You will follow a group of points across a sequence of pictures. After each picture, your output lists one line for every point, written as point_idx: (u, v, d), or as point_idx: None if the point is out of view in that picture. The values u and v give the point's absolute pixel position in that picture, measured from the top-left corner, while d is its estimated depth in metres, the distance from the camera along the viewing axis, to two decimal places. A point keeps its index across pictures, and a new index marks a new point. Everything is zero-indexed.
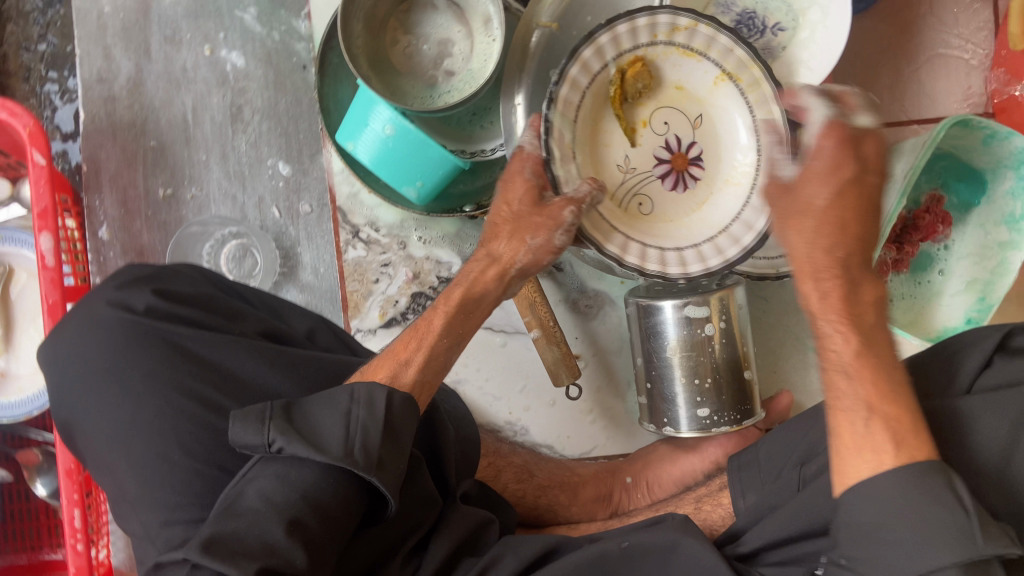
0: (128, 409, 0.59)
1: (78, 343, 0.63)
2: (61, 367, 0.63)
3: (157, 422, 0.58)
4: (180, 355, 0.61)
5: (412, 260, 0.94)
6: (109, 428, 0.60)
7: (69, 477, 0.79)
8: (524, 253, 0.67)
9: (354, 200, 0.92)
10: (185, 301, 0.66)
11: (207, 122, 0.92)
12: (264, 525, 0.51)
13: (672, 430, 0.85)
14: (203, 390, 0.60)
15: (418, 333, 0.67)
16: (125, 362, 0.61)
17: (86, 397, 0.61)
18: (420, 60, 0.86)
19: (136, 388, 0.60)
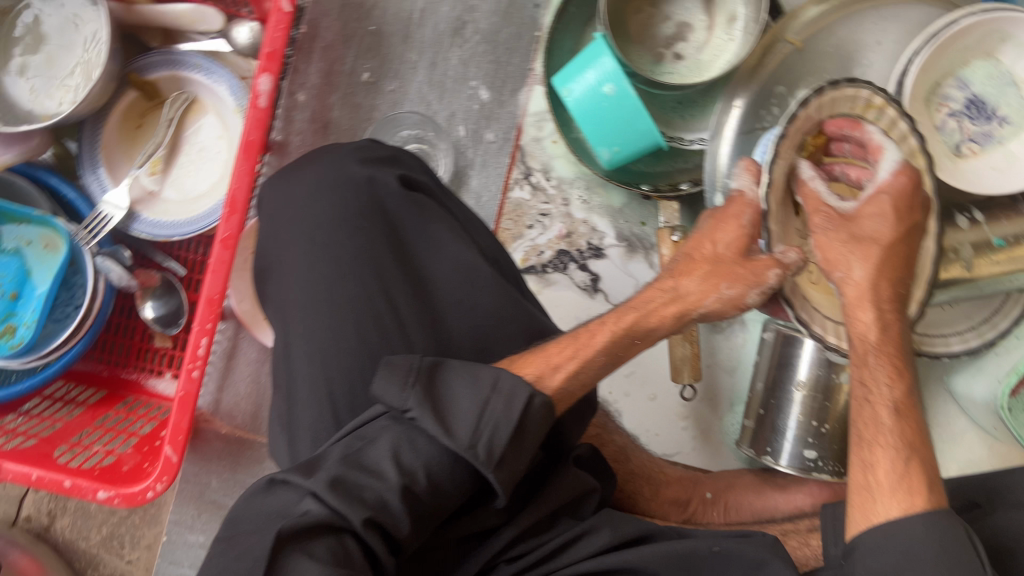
0: (319, 282, 0.60)
1: (299, 191, 0.62)
2: (270, 212, 0.63)
3: (339, 311, 0.59)
4: (381, 256, 0.60)
5: (569, 218, 0.95)
6: (299, 295, 0.61)
7: (210, 305, 0.82)
8: (713, 300, 0.62)
9: (537, 144, 0.94)
10: (404, 196, 0.62)
11: (430, 27, 0.94)
12: (382, 486, 0.52)
13: (771, 460, 0.86)
14: (393, 297, 0.60)
15: (578, 341, 0.60)
16: (333, 236, 0.60)
17: (287, 247, 0.61)
18: (654, 35, 0.88)
19: (333, 268, 0.60)
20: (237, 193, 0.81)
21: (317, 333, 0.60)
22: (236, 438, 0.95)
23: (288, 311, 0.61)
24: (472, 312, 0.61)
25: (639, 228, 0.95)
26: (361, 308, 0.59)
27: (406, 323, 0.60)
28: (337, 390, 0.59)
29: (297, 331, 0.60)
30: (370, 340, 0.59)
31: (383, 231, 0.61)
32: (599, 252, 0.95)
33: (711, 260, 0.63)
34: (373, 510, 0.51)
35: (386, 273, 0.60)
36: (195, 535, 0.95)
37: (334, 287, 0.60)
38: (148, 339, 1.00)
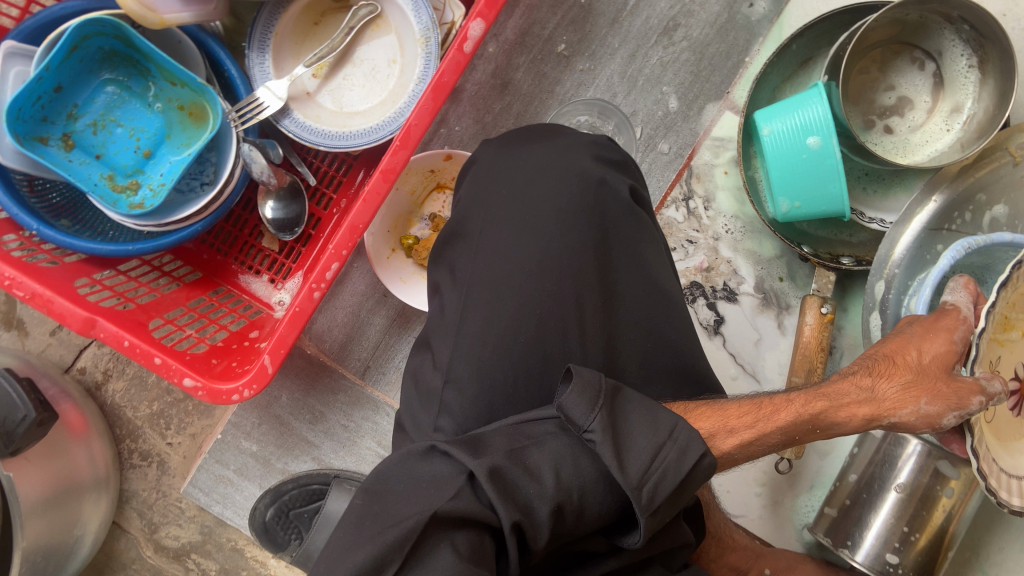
0: (521, 262, 0.61)
1: (529, 168, 0.63)
2: (501, 175, 0.64)
3: (530, 298, 0.60)
4: (585, 259, 0.61)
5: (714, 253, 0.92)
6: (496, 265, 0.61)
7: (352, 231, 0.79)
8: (907, 412, 0.62)
9: (708, 170, 0.91)
10: (623, 210, 0.64)
11: (641, 18, 0.90)
12: (541, 496, 0.53)
13: (847, 554, 0.83)
14: (585, 301, 0.61)
15: (760, 411, 0.62)
16: (549, 224, 0.61)
17: (499, 217, 0.62)
18: (870, 102, 0.84)
19: (539, 255, 0.61)
20: (413, 129, 0.78)
21: (502, 312, 0.60)
22: (316, 363, 0.92)
23: (478, 280, 0.61)
24: (645, 338, 0.64)
25: (776, 283, 0.91)
26: (552, 302, 0.60)
27: (588, 331, 0.61)
28: (503, 375, 0.60)
29: (482, 302, 0.61)
30: (551, 337, 0.60)
31: (594, 236, 0.62)
32: (732, 295, 0.92)
33: (915, 370, 0.63)
34: (522, 515, 0.51)
35: (587, 279, 0.61)
36: (249, 443, 0.93)
37: (533, 274, 0.60)
38: (256, 236, 0.98)
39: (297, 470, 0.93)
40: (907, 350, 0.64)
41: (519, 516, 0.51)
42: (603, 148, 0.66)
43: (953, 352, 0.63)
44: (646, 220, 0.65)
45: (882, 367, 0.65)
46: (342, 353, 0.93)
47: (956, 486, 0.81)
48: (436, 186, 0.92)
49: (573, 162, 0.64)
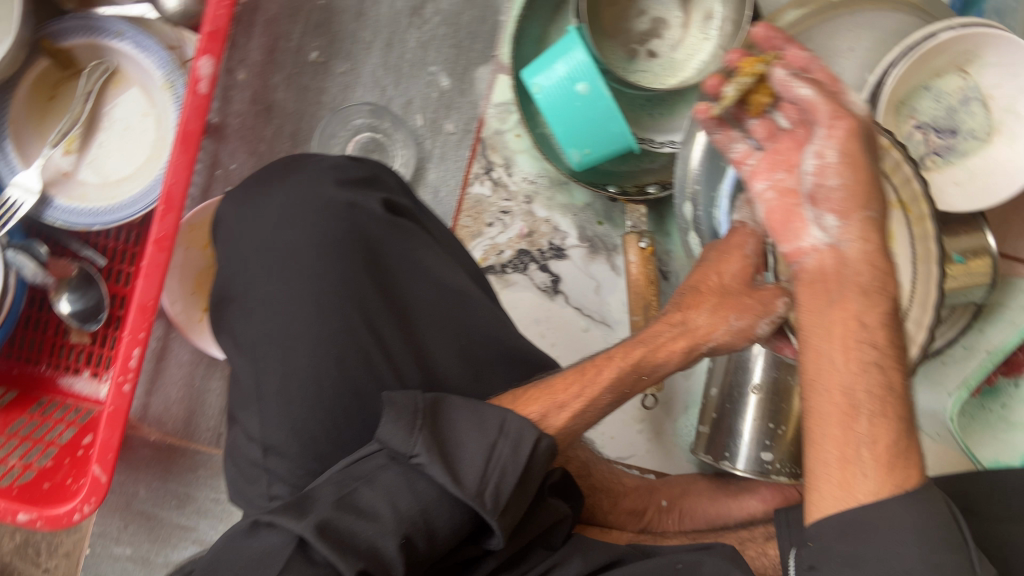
0: (293, 309, 0.57)
1: (271, 215, 0.60)
2: (251, 225, 0.60)
3: (316, 342, 0.57)
4: (360, 283, 0.59)
5: (531, 216, 0.91)
6: (272, 319, 0.58)
7: (143, 313, 0.74)
8: (722, 333, 0.63)
9: (500, 138, 0.89)
10: (384, 222, 0.62)
11: (386, 4, 0.88)
12: (381, 535, 0.49)
13: (729, 465, 0.86)
14: (375, 325, 0.58)
15: (584, 377, 0.61)
16: (310, 262, 0.58)
17: (258, 275, 0.59)
18: (630, 28, 0.84)
19: (310, 296, 0.58)
20: (173, 189, 0.74)
21: (293, 365, 0.57)
22: (165, 446, 0.88)
23: (258, 344, 0.58)
24: (454, 340, 0.62)
25: (597, 227, 0.91)
26: (340, 338, 0.57)
27: (390, 353, 0.58)
28: (316, 430, 0.56)
29: (270, 364, 0.57)
30: (352, 372, 0.57)
31: (360, 257, 0.60)
32: (561, 252, 0.91)
33: (718, 293, 0.64)
34: (368, 560, 0.48)
35: (370, 302, 0.59)
36: (122, 547, 0.88)
37: (309, 316, 0.57)
38: (62, 334, 0.90)
39: (180, 558, 0.88)
40: (708, 277, 0.65)
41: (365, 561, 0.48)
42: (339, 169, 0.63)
43: (750, 265, 0.64)
44: (411, 227, 0.63)
45: (688, 302, 0.65)
46: (189, 428, 0.88)
47: None
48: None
49: (313, 194, 0.61)
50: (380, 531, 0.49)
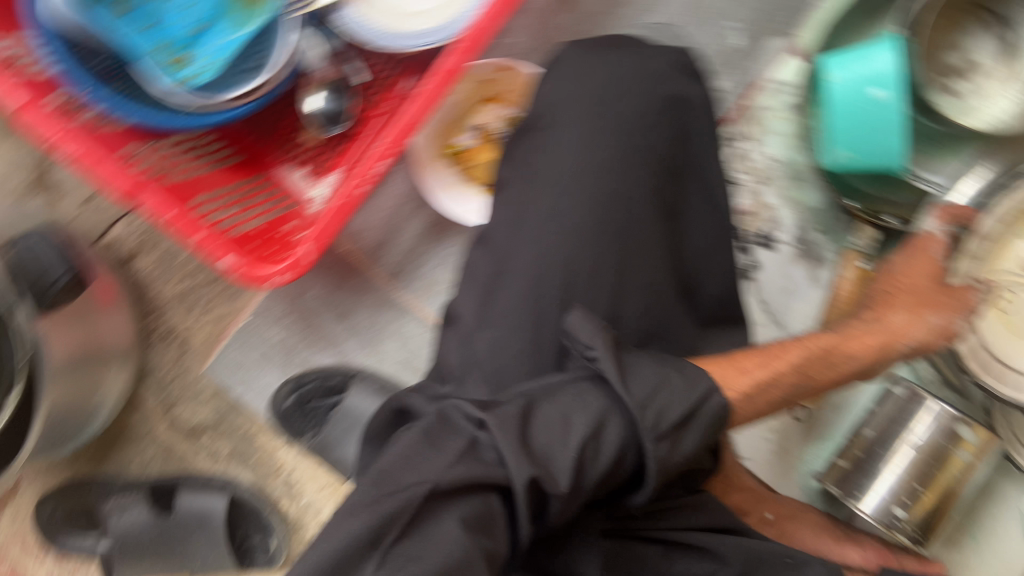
0: (597, 150, 0.66)
1: (615, 67, 0.69)
2: (595, 77, 0.68)
3: (605, 185, 0.65)
4: (657, 158, 0.67)
5: (756, 196, 0.92)
6: (576, 162, 0.65)
7: (403, 131, 0.79)
8: (917, 329, 0.70)
9: (763, 115, 0.91)
10: (694, 120, 0.70)
11: None
12: (553, 454, 0.49)
13: (853, 503, 0.85)
14: (653, 197, 0.66)
15: (769, 355, 0.62)
16: (628, 121, 0.67)
17: (576, 112, 0.67)
18: (943, 60, 0.83)
19: (615, 148, 0.66)
20: (480, 30, 0.79)
21: (572, 199, 0.64)
22: (350, 259, 0.93)
23: (550, 167, 0.66)
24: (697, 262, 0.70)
25: (815, 234, 0.91)
26: (623, 193, 0.65)
27: (653, 226, 0.66)
28: (570, 263, 0.63)
29: (554, 189, 0.65)
30: (621, 225, 0.65)
31: (669, 137, 0.69)
32: (771, 242, 0.92)
33: (912, 289, 0.73)
34: (541, 471, 0.47)
35: (655, 195, 0.67)
36: (275, 331, 0.94)
37: (606, 163, 0.65)
38: (296, 129, 0.97)
39: (318, 362, 0.95)
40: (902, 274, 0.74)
41: (535, 470, 0.47)
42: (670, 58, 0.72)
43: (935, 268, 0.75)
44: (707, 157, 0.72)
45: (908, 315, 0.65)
46: (376, 253, 0.94)
47: (969, 449, 0.83)
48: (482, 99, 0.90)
49: (665, 71, 0.70)
50: (575, 395, 0.53)
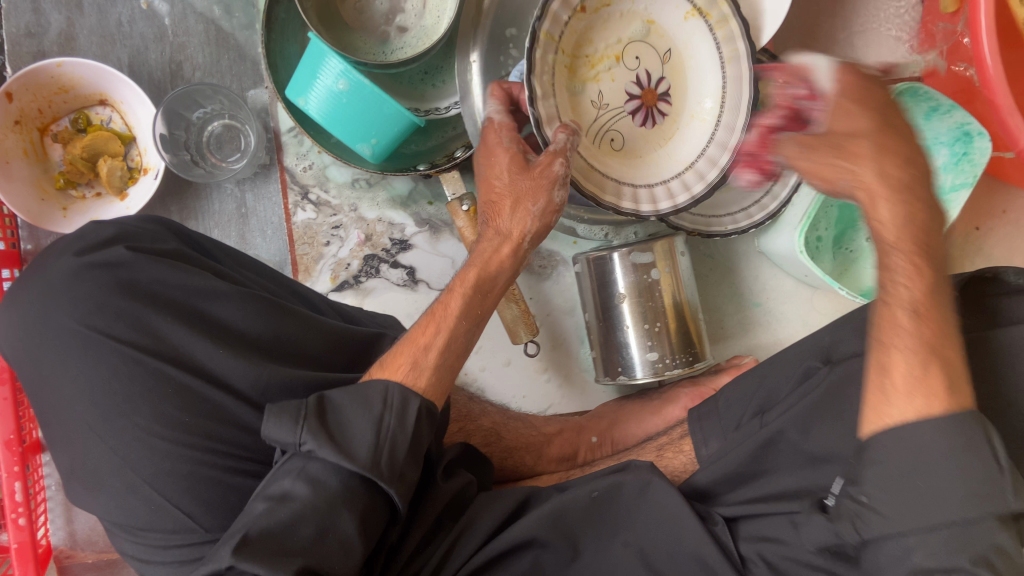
0: (96, 387, 0.56)
1: (47, 310, 0.59)
2: (34, 337, 0.59)
3: (140, 407, 0.55)
4: (163, 326, 0.57)
5: (363, 222, 0.91)
6: (80, 413, 0.57)
7: (8, 448, 0.74)
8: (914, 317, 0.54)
9: (304, 161, 0.90)
10: (167, 286, 0.59)
11: (146, 79, 0.88)
12: None
13: (627, 379, 0.85)
14: (183, 369, 0.57)
15: (436, 316, 0.60)
16: (91, 342, 0.57)
17: (44, 362, 0.58)
18: (371, 15, 0.85)
19: (112, 359, 0.56)
20: None
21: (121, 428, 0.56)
22: (104, 564, 0.88)
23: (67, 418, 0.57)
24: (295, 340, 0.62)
25: (429, 208, 0.92)
26: (171, 389, 0.56)
27: (225, 366, 0.57)
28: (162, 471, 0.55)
29: (102, 445, 0.56)
30: (177, 410, 0.56)
31: (141, 324, 0.57)
32: (405, 243, 0.92)
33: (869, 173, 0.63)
34: None
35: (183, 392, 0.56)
36: None
37: (115, 380, 0.56)
38: None
39: None
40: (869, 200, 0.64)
41: None
42: (97, 234, 0.61)
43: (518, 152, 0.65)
44: (183, 289, 0.59)
45: (490, 212, 0.65)
46: None
47: (660, 264, 0.84)
48: (37, 133, 0.85)
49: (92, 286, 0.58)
50: None
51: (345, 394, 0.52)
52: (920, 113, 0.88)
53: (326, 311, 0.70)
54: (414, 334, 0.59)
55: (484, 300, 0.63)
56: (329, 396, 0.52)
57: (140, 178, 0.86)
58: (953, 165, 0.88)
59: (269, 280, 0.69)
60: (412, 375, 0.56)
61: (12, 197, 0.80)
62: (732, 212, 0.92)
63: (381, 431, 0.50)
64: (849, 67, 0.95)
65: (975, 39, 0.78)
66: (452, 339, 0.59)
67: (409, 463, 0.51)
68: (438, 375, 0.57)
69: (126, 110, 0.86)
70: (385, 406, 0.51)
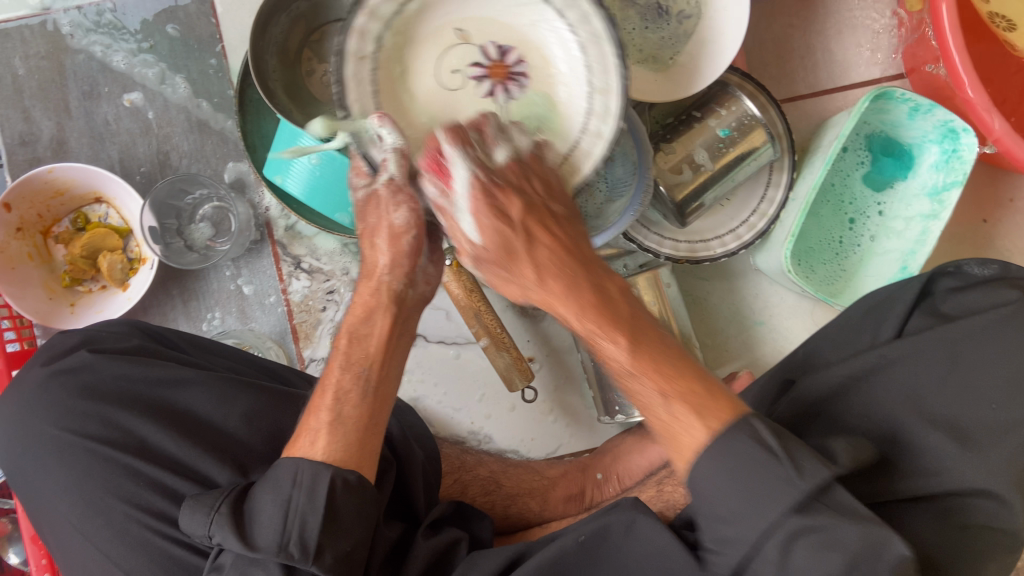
0: (84, 484, 0.60)
1: (26, 422, 0.64)
2: (19, 442, 0.64)
3: (114, 501, 0.59)
4: (129, 421, 0.61)
5: (356, 284, 0.93)
6: (67, 514, 0.61)
7: (34, 542, 0.78)
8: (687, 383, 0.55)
9: (292, 232, 0.92)
10: (127, 383, 0.63)
11: (137, 171, 0.92)
12: None
13: (625, 417, 0.85)
14: (143, 462, 0.59)
15: (321, 385, 0.60)
16: (68, 443, 0.62)
17: (41, 469, 0.62)
18: None
19: (87, 459, 0.61)
20: None
21: (95, 523, 0.59)
22: None
23: (55, 517, 0.62)
24: (264, 414, 0.63)
25: None
26: (144, 481, 0.59)
27: (187, 450, 0.60)
28: (132, 567, 0.58)
29: (91, 541, 0.59)
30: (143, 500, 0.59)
31: (105, 421, 0.61)
32: None
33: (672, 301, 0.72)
34: None
35: (143, 484, 0.59)
36: None
37: (96, 477, 0.60)
38: None
39: None
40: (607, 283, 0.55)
41: None
42: (65, 342, 0.67)
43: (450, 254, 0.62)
44: (140, 382, 0.63)
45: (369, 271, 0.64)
46: None
47: None
48: (41, 237, 0.90)
49: (67, 388, 0.63)
50: None
51: (260, 490, 0.53)
52: (902, 114, 0.86)
53: (299, 381, 0.73)
54: (309, 405, 0.60)
55: (369, 346, 0.61)
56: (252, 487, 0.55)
57: (140, 267, 0.90)
58: (944, 163, 0.86)
59: (241, 361, 0.72)
60: (310, 445, 0.56)
61: (22, 302, 0.85)
62: (719, 235, 0.89)
63: (289, 513, 0.52)
64: (827, 73, 0.93)
65: (940, 35, 0.75)
66: (342, 394, 0.58)
67: (329, 535, 0.52)
68: (336, 432, 0.56)
69: (120, 205, 0.90)
70: (293, 486, 0.52)
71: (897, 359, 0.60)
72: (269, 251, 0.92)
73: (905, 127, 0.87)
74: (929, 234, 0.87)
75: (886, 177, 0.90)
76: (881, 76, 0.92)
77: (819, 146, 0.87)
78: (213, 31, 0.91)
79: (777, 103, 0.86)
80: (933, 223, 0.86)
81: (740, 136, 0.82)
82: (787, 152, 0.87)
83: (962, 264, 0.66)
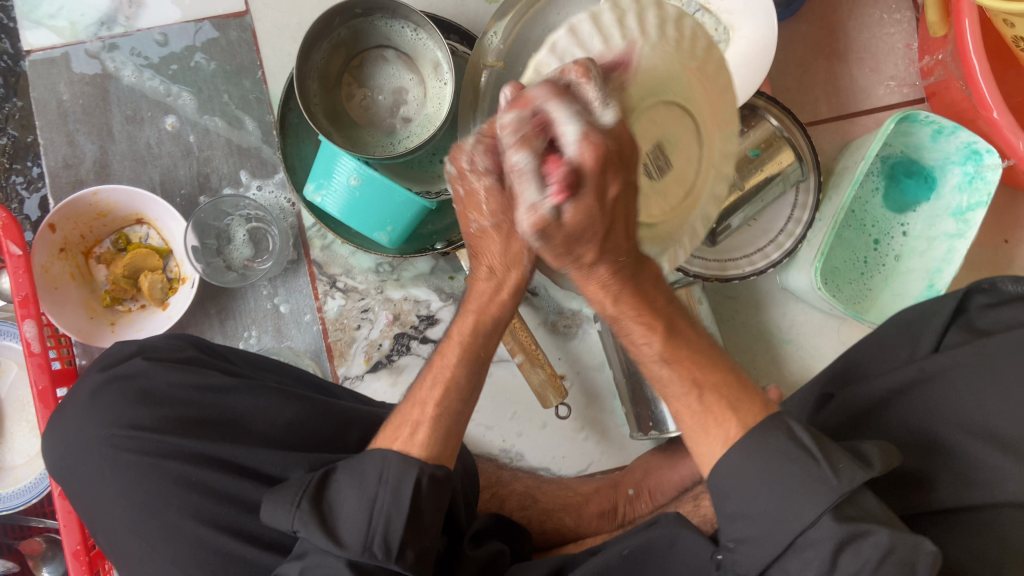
0: (138, 488, 0.61)
1: (80, 428, 0.65)
2: (71, 446, 0.65)
3: (168, 507, 0.60)
4: (181, 426, 0.63)
5: (390, 303, 0.94)
6: (120, 518, 0.62)
7: (76, 558, 0.78)
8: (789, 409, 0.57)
9: (329, 252, 0.94)
10: (181, 390, 0.65)
11: (177, 193, 0.94)
12: None
13: (659, 432, 0.86)
14: (195, 467, 0.61)
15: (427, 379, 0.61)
16: (121, 447, 0.63)
17: (94, 476, 0.63)
18: (376, 110, 0.90)
19: (140, 465, 0.62)
20: None
21: (148, 527, 0.60)
22: None
23: (106, 520, 0.63)
24: (312, 419, 0.65)
25: (452, 282, 0.95)
26: (199, 489, 0.60)
27: (237, 456, 0.61)
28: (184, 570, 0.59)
29: (145, 548, 0.61)
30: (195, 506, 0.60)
31: (158, 421, 0.63)
32: (432, 318, 0.94)
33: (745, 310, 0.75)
34: None
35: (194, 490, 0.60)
36: None
37: (150, 481, 0.61)
38: None
39: None
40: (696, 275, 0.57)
41: None
42: (120, 351, 0.69)
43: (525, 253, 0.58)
44: (192, 390, 0.64)
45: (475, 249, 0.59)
46: None
47: None
48: (82, 258, 0.92)
49: (121, 397, 0.65)
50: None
51: (342, 481, 0.54)
52: (926, 136, 0.88)
53: (342, 394, 0.75)
54: (412, 395, 0.61)
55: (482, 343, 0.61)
56: (330, 477, 0.55)
57: (180, 285, 0.92)
58: (968, 183, 0.88)
59: (287, 375, 0.73)
60: (408, 437, 0.57)
61: (64, 320, 0.86)
62: (748, 254, 0.92)
63: (375, 509, 0.52)
64: (851, 97, 0.96)
65: (964, 59, 0.78)
66: (445, 393, 0.59)
67: (414, 532, 0.53)
68: (435, 427, 0.58)
69: (160, 225, 0.92)
70: (380, 483, 0.53)
71: (937, 373, 0.61)
72: (306, 277, 0.94)
73: (928, 149, 0.89)
74: (955, 252, 0.88)
75: (910, 198, 0.92)
76: (902, 100, 0.95)
77: (842, 170, 0.89)
78: (254, 57, 0.94)
79: (802, 125, 0.88)
80: (957, 242, 0.88)
81: (767, 156, 0.85)
82: (812, 173, 0.89)
83: (997, 281, 0.67)
